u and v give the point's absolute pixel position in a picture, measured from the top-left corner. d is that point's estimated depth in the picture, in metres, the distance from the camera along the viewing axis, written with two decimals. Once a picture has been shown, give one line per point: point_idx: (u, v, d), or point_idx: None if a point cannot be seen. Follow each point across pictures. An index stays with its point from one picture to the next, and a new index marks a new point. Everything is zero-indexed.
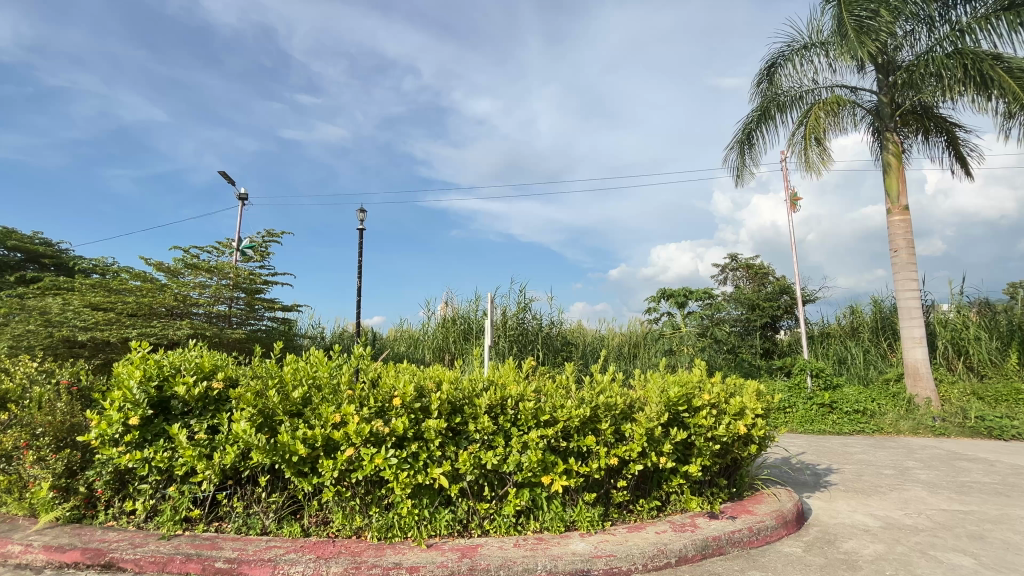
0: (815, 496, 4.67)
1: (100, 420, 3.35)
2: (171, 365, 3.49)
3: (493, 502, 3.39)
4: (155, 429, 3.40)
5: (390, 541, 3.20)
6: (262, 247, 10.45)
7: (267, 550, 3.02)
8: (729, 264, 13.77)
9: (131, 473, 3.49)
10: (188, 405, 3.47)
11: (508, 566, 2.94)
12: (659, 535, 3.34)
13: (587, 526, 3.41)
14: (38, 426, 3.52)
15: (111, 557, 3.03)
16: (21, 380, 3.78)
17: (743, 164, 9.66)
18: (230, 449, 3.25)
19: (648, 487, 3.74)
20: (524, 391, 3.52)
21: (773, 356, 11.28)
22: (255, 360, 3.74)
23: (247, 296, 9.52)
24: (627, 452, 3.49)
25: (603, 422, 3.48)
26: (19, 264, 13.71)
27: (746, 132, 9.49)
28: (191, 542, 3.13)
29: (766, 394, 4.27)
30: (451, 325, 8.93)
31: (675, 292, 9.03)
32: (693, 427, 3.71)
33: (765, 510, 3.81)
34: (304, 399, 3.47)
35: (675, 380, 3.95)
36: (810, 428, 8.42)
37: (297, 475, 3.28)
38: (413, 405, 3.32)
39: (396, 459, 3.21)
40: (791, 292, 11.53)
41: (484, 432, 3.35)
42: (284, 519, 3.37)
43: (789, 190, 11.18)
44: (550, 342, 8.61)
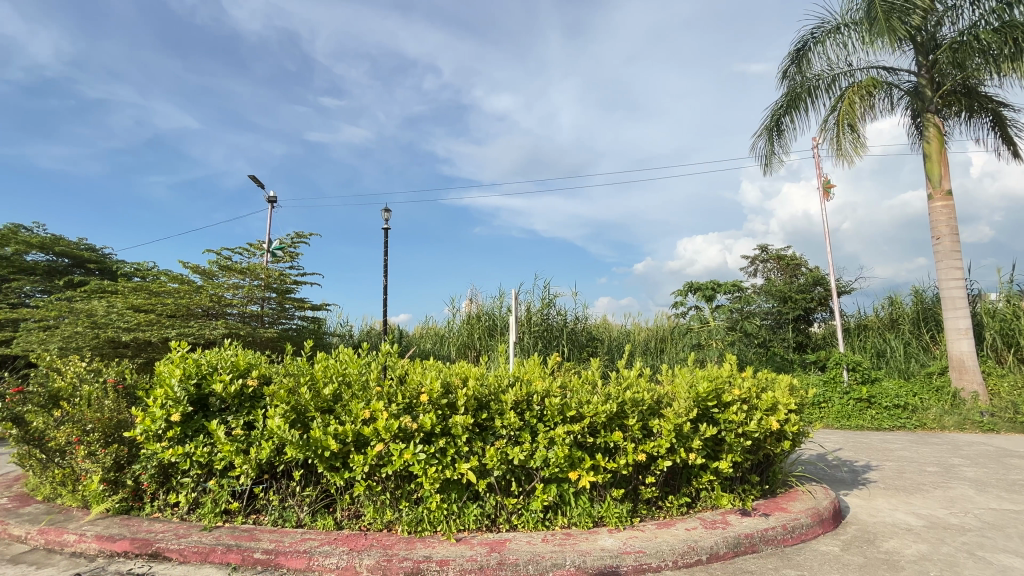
0: (853, 494, 4.51)
1: (145, 417, 3.51)
2: (208, 363, 3.63)
3: (520, 497, 3.41)
4: (195, 425, 3.53)
5: (420, 534, 3.25)
6: (291, 248, 10.76)
7: (303, 542, 3.12)
8: (759, 256, 13.40)
9: (174, 468, 3.65)
10: (225, 402, 3.60)
11: (536, 561, 2.94)
12: (689, 532, 3.30)
13: (616, 522, 3.39)
14: (88, 422, 3.72)
15: (157, 547, 3.17)
16: (71, 379, 4.02)
17: (772, 151, 9.36)
18: (266, 444, 3.36)
19: (677, 483, 3.69)
20: (549, 386, 3.51)
21: (806, 350, 10.97)
22: (287, 358, 3.85)
23: (278, 296, 9.80)
24: (655, 448, 3.45)
25: (630, 418, 3.45)
26: (66, 269, 14.42)
27: (775, 118, 9.19)
28: (230, 534, 3.25)
29: (799, 389, 4.15)
30: (475, 322, 8.97)
31: (703, 285, 8.84)
32: (724, 422, 3.64)
33: (800, 508, 3.71)
34: (334, 396, 3.55)
35: (704, 374, 3.88)
36: (847, 423, 8.13)
37: (329, 470, 3.37)
38: (439, 401, 3.37)
39: (424, 454, 3.25)
40: (825, 282, 11.16)
41: (511, 428, 3.38)
42: (318, 512, 3.47)
43: (822, 178, 10.80)
44: (575, 337, 8.55)
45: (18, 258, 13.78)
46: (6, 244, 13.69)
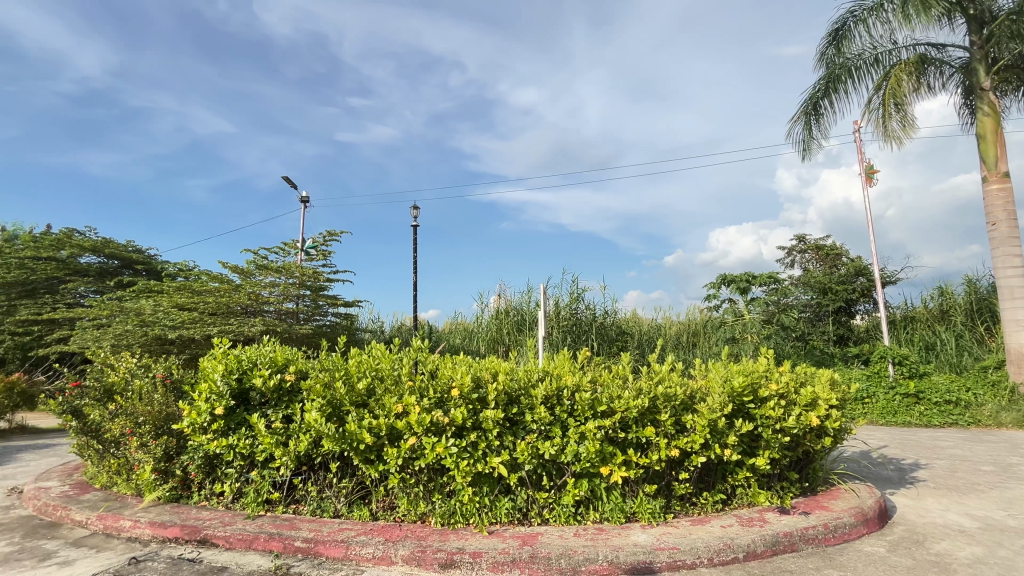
0: (900, 493, 4.33)
1: (191, 410, 3.67)
2: (248, 359, 3.78)
3: (552, 491, 3.41)
4: (237, 418, 3.68)
5: (453, 526, 3.30)
6: (323, 247, 11.06)
7: (340, 532, 3.21)
8: (796, 246, 12.94)
9: (219, 458, 3.80)
10: (265, 397, 3.73)
11: (569, 555, 2.93)
12: (725, 529, 3.23)
13: (648, 518, 3.35)
14: (140, 415, 3.92)
15: (205, 534, 3.33)
16: (123, 374, 4.25)
17: (810, 136, 8.99)
18: (304, 437, 3.46)
19: (712, 480, 3.62)
20: (580, 381, 3.50)
21: (848, 343, 10.55)
22: (322, 353, 3.96)
23: (312, 294, 10.07)
24: (689, 444, 3.38)
25: (662, 413, 3.41)
26: (116, 270, 15.25)
27: (813, 102, 8.82)
28: (272, 523, 3.38)
29: (841, 383, 4.00)
30: (504, 317, 9.00)
31: (737, 277, 8.59)
32: (760, 418, 3.54)
33: (843, 507, 3.58)
34: (368, 390, 3.64)
35: (739, 369, 3.78)
36: (893, 420, 7.79)
37: (364, 462, 3.45)
38: (470, 396, 3.41)
39: (456, 448, 3.29)
40: (868, 273, 10.71)
41: (542, 423, 3.37)
42: (354, 503, 3.56)
43: (864, 163, 10.32)
44: (605, 332, 8.48)
45: (73, 261, 14.65)
46: (61, 248, 14.57)
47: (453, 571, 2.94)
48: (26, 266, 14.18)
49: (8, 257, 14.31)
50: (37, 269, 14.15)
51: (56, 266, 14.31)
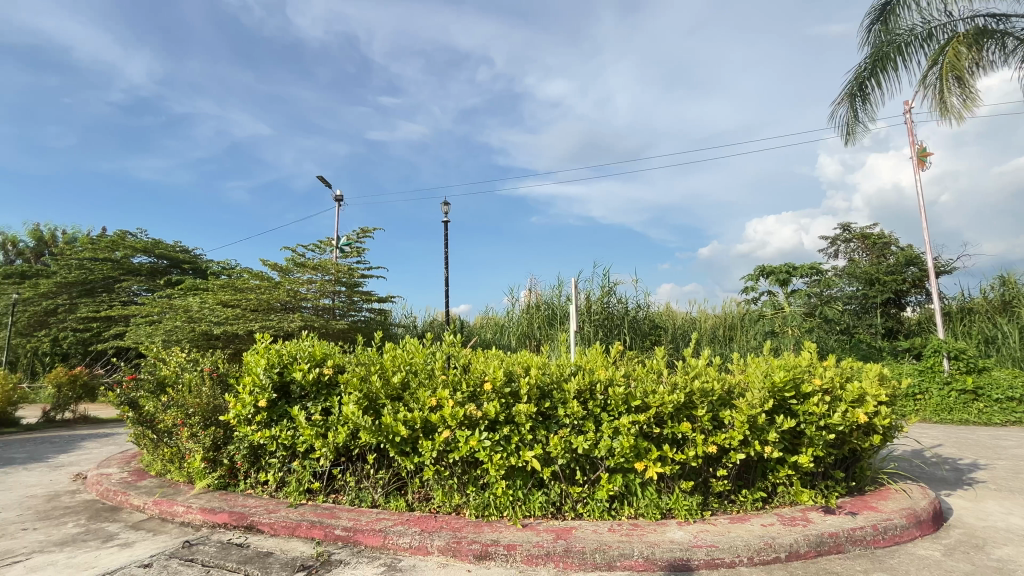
0: (957, 495, 4.09)
1: (237, 402, 3.84)
2: (289, 353, 3.91)
3: (585, 486, 3.40)
4: (279, 410, 3.81)
5: (487, 519, 3.33)
6: (357, 244, 11.31)
7: (378, 522, 3.30)
8: (840, 235, 12.38)
9: (262, 449, 3.96)
10: (305, 390, 3.85)
11: (603, 550, 2.92)
12: (765, 528, 3.14)
13: (685, 515, 3.29)
14: (190, 407, 4.13)
15: (251, 521, 3.48)
16: (175, 367, 4.48)
17: (855, 120, 8.55)
18: (342, 429, 3.56)
19: (751, 477, 3.53)
20: (613, 375, 3.46)
21: (898, 337, 10.02)
22: (358, 348, 4.05)
23: (348, 290, 10.34)
24: (727, 440, 3.30)
25: (698, 409, 3.33)
26: (166, 269, 16.06)
27: (859, 82, 8.37)
28: (313, 511, 3.50)
29: (891, 378, 3.80)
30: (535, 311, 8.99)
31: (776, 269, 8.29)
32: (803, 414, 3.41)
33: (893, 508, 3.42)
34: (403, 384, 3.71)
35: (780, 363, 3.65)
36: (948, 418, 7.36)
37: (400, 455, 3.52)
38: (503, 390, 3.43)
39: (489, 441, 3.31)
40: (921, 262, 10.16)
41: (575, 417, 3.36)
42: (391, 494, 3.65)
43: (916, 146, 9.73)
44: (638, 326, 8.35)
45: (126, 261, 15.52)
46: (116, 249, 15.45)
47: (488, 563, 2.98)
48: (85, 266, 15.11)
49: (69, 258, 15.29)
50: (95, 269, 15.06)
51: (112, 267, 15.21)
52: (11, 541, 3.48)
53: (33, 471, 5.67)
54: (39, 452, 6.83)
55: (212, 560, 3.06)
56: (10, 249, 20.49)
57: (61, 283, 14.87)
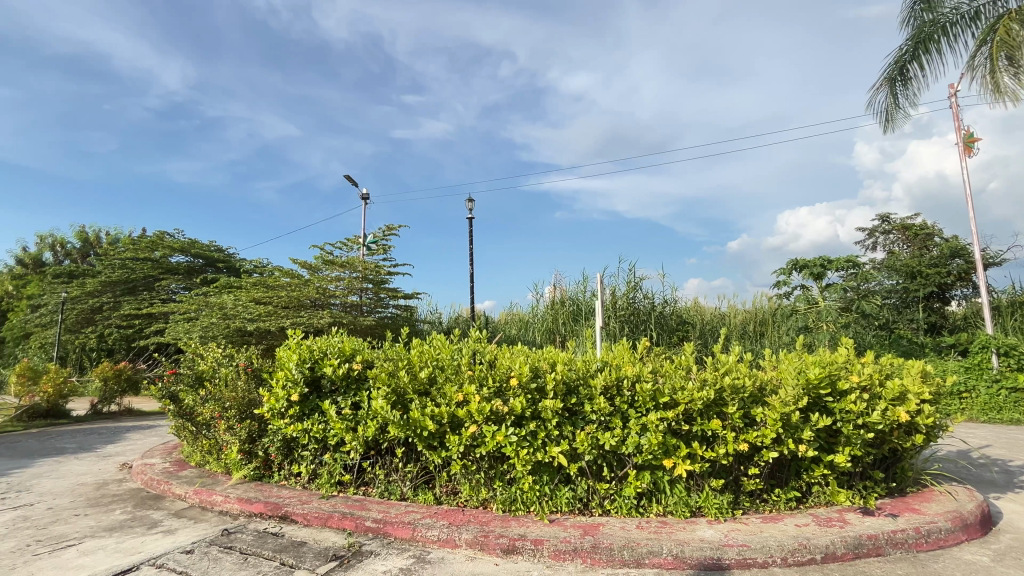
0: (1008, 498, 3.89)
1: (270, 396, 3.95)
2: (319, 349, 4.00)
3: (613, 482, 3.37)
4: (310, 404, 3.91)
5: (514, 513, 3.35)
6: (383, 242, 11.50)
7: (407, 514, 3.36)
8: (879, 227, 11.93)
9: (295, 441, 4.07)
10: (335, 384, 3.93)
11: (632, 547, 2.90)
12: (800, 528, 3.06)
13: (715, 513, 3.23)
14: (226, 401, 4.27)
15: (286, 511, 3.59)
16: (212, 362, 4.65)
17: (895, 105, 8.18)
18: (371, 423, 3.63)
19: (784, 476, 3.44)
20: (640, 371, 3.42)
21: (942, 332, 9.58)
22: (386, 344, 4.12)
23: (374, 287, 10.50)
24: (759, 438, 3.22)
25: (729, 406, 3.27)
26: (201, 268, 16.66)
27: (899, 66, 7.99)
28: (344, 503, 3.60)
29: (935, 375, 3.64)
30: (560, 307, 8.96)
31: (810, 262, 8.02)
32: (839, 412, 3.30)
33: (937, 511, 3.28)
34: (430, 379, 3.75)
35: (814, 360, 3.54)
36: (997, 417, 7.01)
37: (428, 448, 3.57)
38: (529, 385, 3.43)
39: (516, 436, 3.32)
40: (967, 254, 9.71)
41: (601, 413, 3.33)
42: (419, 487, 3.71)
43: (962, 131, 9.25)
44: (664, 322, 8.22)
45: (165, 260, 16.17)
46: (155, 249, 16.12)
47: (515, 557, 2.99)
48: (127, 266, 15.81)
49: (113, 258, 16.02)
50: (136, 268, 15.74)
51: (152, 266, 15.88)
52: (65, 526, 3.69)
53: (83, 460, 6.00)
54: (88, 443, 7.20)
55: (249, 548, 3.18)
56: (59, 250, 21.62)
57: (105, 282, 15.60)
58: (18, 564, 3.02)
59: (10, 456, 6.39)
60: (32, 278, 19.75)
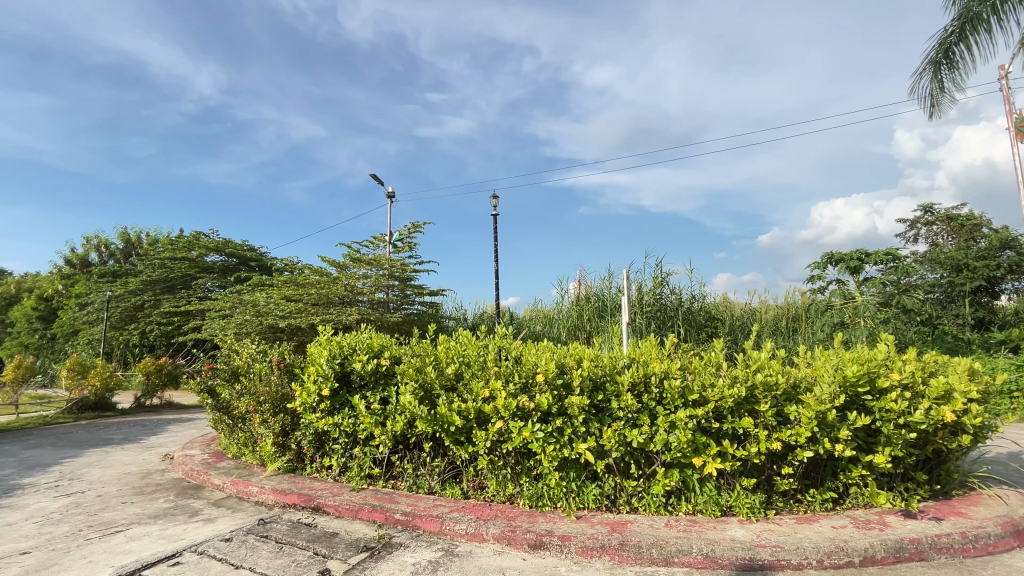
0: None
1: (303, 391, 4.06)
2: (349, 345, 4.09)
3: (640, 480, 3.34)
4: (340, 399, 4.00)
5: (541, 509, 3.36)
6: (408, 239, 11.65)
7: (435, 508, 3.41)
8: (921, 218, 11.42)
9: (326, 435, 4.18)
10: (364, 379, 4.01)
11: (660, 545, 2.87)
12: (836, 530, 2.97)
13: (747, 513, 3.17)
14: (261, 395, 4.42)
15: (318, 502, 3.69)
16: (247, 358, 4.79)
17: (938, 90, 7.80)
18: (399, 418, 3.69)
19: (820, 476, 3.34)
20: (669, 367, 3.37)
21: (991, 328, 9.11)
22: (414, 340, 4.18)
23: (401, 284, 10.65)
24: (793, 436, 3.14)
25: (761, 403, 3.19)
26: (235, 267, 17.23)
27: (943, 49, 7.61)
28: (374, 496, 3.67)
29: (983, 372, 3.47)
30: (585, 303, 8.88)
31: (846, 255, 7.73)
32: (879, 411, 3.18)
33: (985, 515, 3.13)
34: (456, 375, 3.78)
35: (852, 356, 3.41)
36: None
37: (455, 443, 3.61)
38: (555, 382, 3.41)
39: (542, 433, 3.32)
40: (1019, 246, 9.19)
41: (629, 410, 3.29)
42: (447, 482, 3.75)
43: (1013, 115, 8.74)
44: (692, 318, 8.08)
45: (201, 260, 16.77)
46: (192, 249, 16.74)
47: (543, 552, 2.99)
48: (166, 265, 16.49)
49: (153, 258, 16.73)
50: (174, 268, 16.40)
51: (190, 266, 16.51)
52: (114, 513, 3.88)
53: (129, 451, 6.29)
54: (133, 434, 7.57)
55: (284, 538, 3.28)
56: (103, 251, 22.68)
57: (146, 281, 16.30)
58: (72, 548, 3.20)
59: (63, 445, 6.78)
60: (80, 278, 20.81)
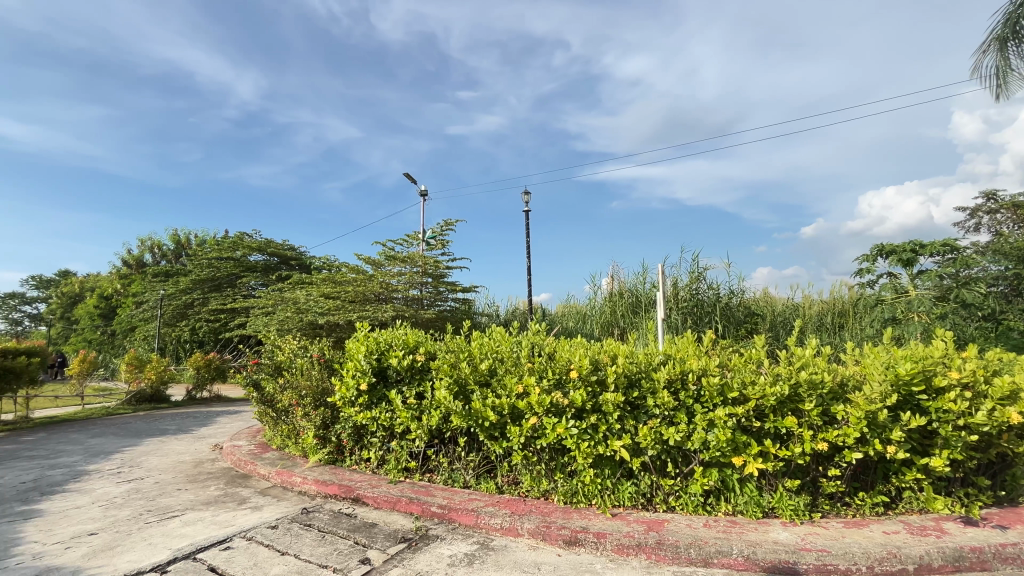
0: None
1: (342, 385, 4.18)
2: (385, 341, 4.18)
3: (677, 479, 3.28)
4: (378, 394, 4.10)
5: (576, 506, 3.35)
6: (441, 236, 11.81)
7: (470, 502, 3.45)
8: (983, 206, 10.67)
9: (365, 429, 4.29)
10: (400, 374, 4.09)
11: (698, 546, 2.81)
12: (888, 536, 2.83)
13: (791, 515, 3.06)
14: (303, 389, 4.59)
15: (358, 494, 3.80)
16: (289, 353, 4.98)
17: (1005, 67, 7.25)
18: (435, 412, 3.75)
19: (870, 478, 3.19)
20: (707, 364, 3.28)
21: None
22: (448, 336, 4.23)
23: (434, 281, 10.82)
24: (840, 437, 3.00)
25: (806, 402, 3.07)
26: (277, 266, 17.90)
27: (1011, 23, 7.04)
28: (411, 488, 3.76)
29: None
30: (618, 299, 8.76)
31: (898, 247, 7.32)
32: (936, 412, 3.01)
33: None
34: (490, 370, 3.81)
35: (905, 354, 3.23)
36: None
37: (489, 439, 3.64)
38: (589, 378, 3.39)
39: (576, 429, 3.30)
40: None
41: (665, 407, 3.23)
42: (481, 476, 3.79)
43: None
44: (731, 313, 7.85)
45: (245, 259, 17.49)
46: (237, 248, 17.47)
47: (578, 549, 2.98)
48: (212, 265, 17.29)
49: (200, 258, 17.56)
50: (220, 267, 17.17)
51: (235, 265, 17.25)
52: (170, 499, 4.12)
53: (182, 441, 6.66)
54: (186, 425, 8.01)
55: (326, 527, 3.40)
56: (155, 252, 23.97)
57: (195, 280, 17.15)
58: (133, 530, 3.42)
59: (123, 434, 7.23)
60: (135, 278, 22.11)
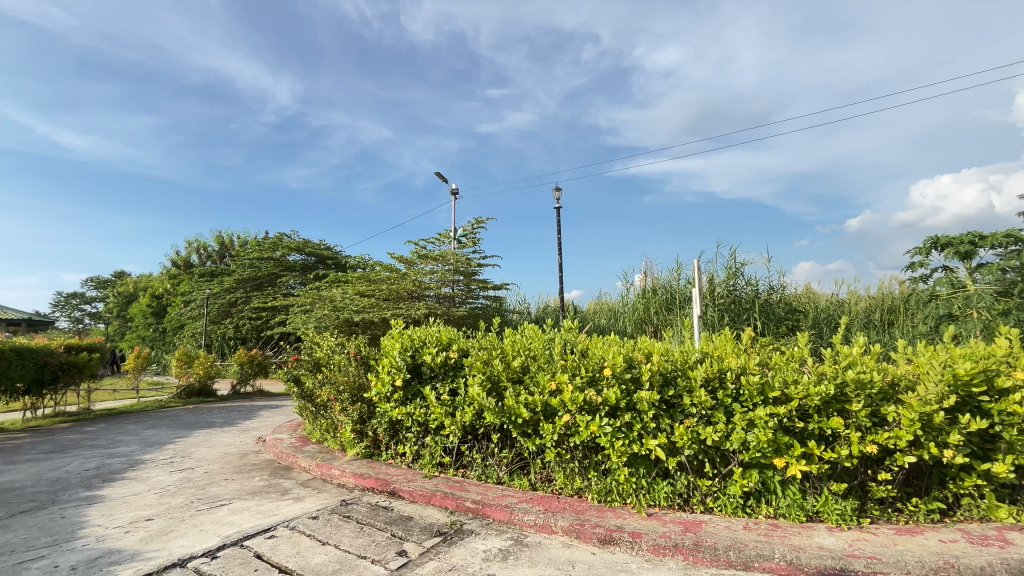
0: None
1: (378, 381, 4.27)
2: (419, 339, 4.26)
3: (715, 479, 3.20)
4: (413, 390, 4.17)
5: (611, 504, 3.32)
6: (472, 234, 11.89)
7: (504, 498, 3.48)
8: None
9: (400, 424, 4.38)
10: (434, 371, 4.15)
11: (738, 548, 2.73)
12: (944, 544, 2.68)
13: (837, 520, 2.93)
14: (341, 384, 4.72)
15: (394, 487, 3.89)
16: (327, 350, 5.12)
17: None
18: (468, 409, 3.79)
19: (924, 484, 3.03)
20: (746, 363, 3.18)
21: None
22: (480, 333, 4.27)
23: (466, 279, 10.92)
24: (892, 440, 2.85)
25: (853, 402, 2.93)
26: (314, 265, 18.45)
27: None
28: (445, 483, 3.81)
29: None
30: (652, 296, 8.60)
31: (955, 240, 6.88)
32: (999, 416, 2.82)
33: None
34: (523, 368, 3.81)
35: (963, 353, 3.04)
36: None
37: (523, 435, 3.65)
38: (623, 375, 3.35)
39: (610, 427, 3.26)
40: None
41: (702, 407, 3.15)
42: (515, 473, 3.81)
43: None
44: (771, 310, 7.58)
45: (285, 259, 18.09)
46: (276, 249, 18.10)
47: (613, 548, 2.96)
48: (254, 265, 17.98)
49: (243, 258, 18.30)
50: (261, 267, 17.85)
51: (275, 265, 17.89)
52: (218, 488, 4.32)
53: (228, 433, 6.97)
54: (231, 418, 8.39)
55: (364, 519, 3.49)
56: (201, 253, 25.11)
57: (239, 280, 17.88)
58: (186, 517, 3.61)
59: (175, 426, 7.64)
60: (184, 278, 23.26)
